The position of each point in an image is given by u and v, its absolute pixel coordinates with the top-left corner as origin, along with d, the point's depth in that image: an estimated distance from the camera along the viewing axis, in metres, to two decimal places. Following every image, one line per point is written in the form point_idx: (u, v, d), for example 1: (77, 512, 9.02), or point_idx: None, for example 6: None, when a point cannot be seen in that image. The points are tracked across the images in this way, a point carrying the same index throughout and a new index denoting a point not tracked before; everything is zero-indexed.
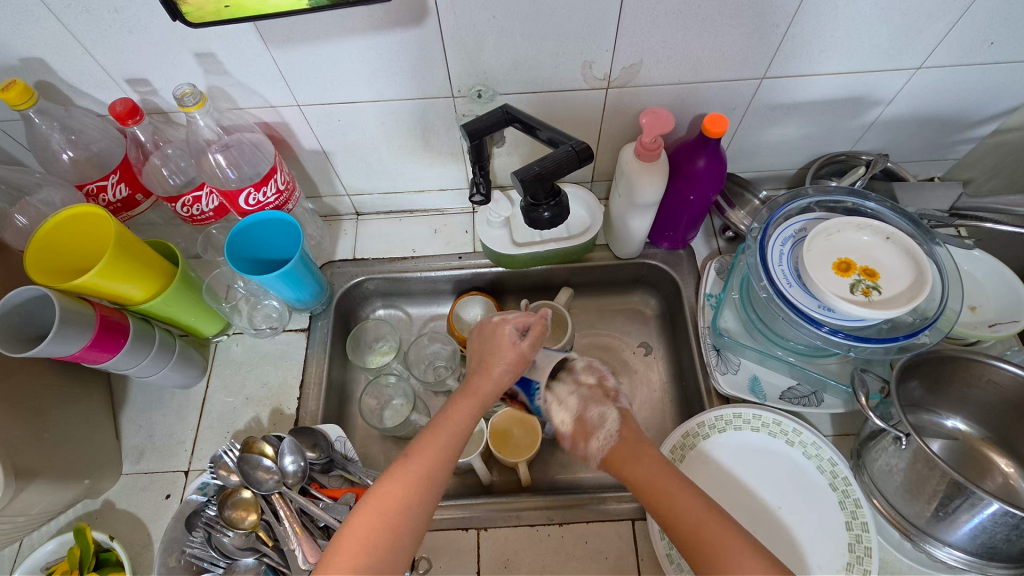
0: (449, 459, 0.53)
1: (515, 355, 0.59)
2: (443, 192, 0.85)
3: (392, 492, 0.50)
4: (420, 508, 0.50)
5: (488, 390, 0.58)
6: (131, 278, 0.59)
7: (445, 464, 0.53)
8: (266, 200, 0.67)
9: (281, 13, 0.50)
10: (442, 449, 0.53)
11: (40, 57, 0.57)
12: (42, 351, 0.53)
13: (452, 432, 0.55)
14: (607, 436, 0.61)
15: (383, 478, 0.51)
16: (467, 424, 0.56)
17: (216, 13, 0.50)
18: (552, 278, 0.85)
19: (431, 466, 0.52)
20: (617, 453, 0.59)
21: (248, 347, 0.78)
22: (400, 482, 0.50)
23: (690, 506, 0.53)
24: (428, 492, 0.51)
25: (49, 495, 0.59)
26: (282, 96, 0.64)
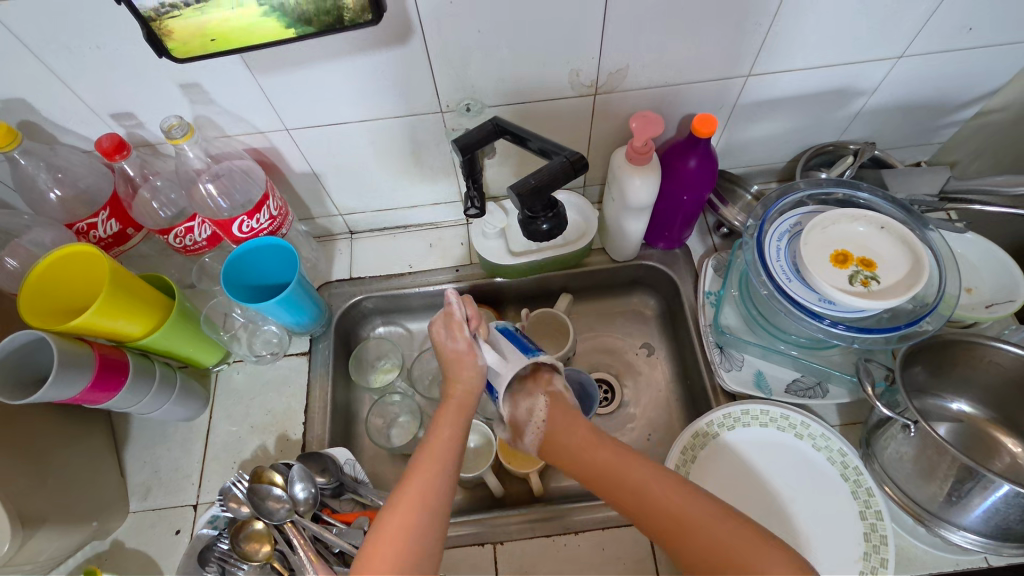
0: (446, 474, 0.53)
1: (460, 352, 0.60)
2: (436, 206, 0.85)
3: (398, 519, 0.49)
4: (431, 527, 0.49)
5: (463, 395, 0.59)
6: (128, 315, 0.58)
7: (444, 479, 0.52)
8: (260, 226, 0.67)
9: (268, 43, 0.50)
10: (437, 471, 0.52)
11: (22, 97, 0.57)
12: (42, 396, 0.52)
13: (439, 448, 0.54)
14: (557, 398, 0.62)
15: (386, 506, 0.50)
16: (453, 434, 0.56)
17: (203, 47, 0.50)
18: (550, 285, 0.85)
19: (427, 485, 0.51)
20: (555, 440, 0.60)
21: (250, 374, 0.77)
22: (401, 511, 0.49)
23: (684, 497, 0.51)
24: (436, 511, 0.50)
25: (56, 540, 0.58)
26: (271, 122, 0.64)
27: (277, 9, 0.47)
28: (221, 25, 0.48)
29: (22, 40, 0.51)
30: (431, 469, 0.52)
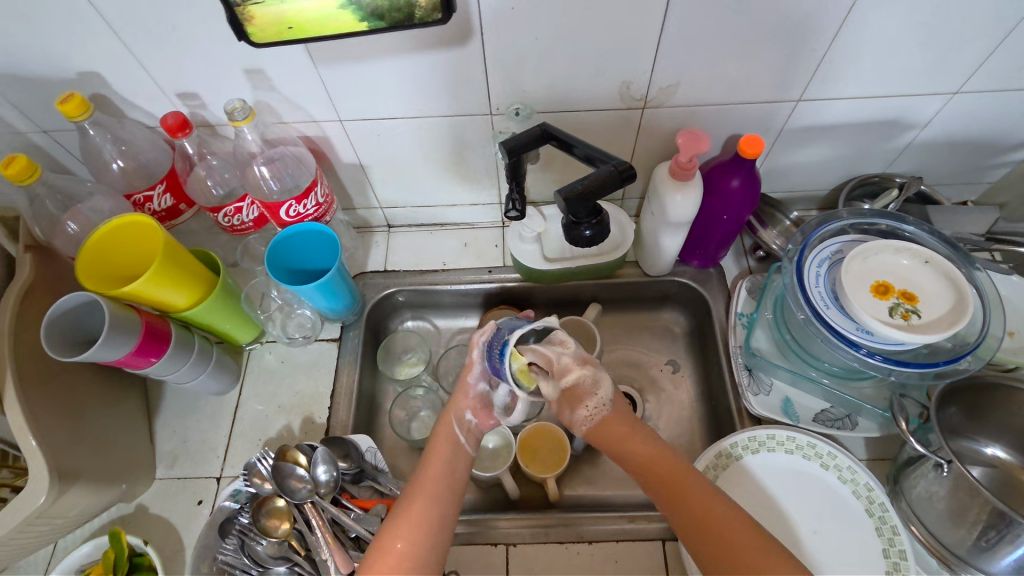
0: (449, 490, 0.57)
1: (475, 399, 0.64)
2: (475, 206, 0.86)
3: (397, 529, 0.53)
4: (435, 535, 0.53)
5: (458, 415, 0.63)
6: (175, 286, 0.60)
7: (446, 495, 0.56)
8: (306, 212, 0.69)
9: (340, 35, 0.52)
10: (439, 490, 0.56)
11: (97, 71, 0.59)
12: (88, 356, 0.54)
13: (439, 471, 0.58)
14: (596, 405, 0.63)
15: (390, 524, 0.53)
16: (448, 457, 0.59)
17: (278, 34, 0.52)
18: (581, 293, 0.86)
19: (426, 506, 0.54)
20: (603, 428, 0.63)
21: (281, 355, 0.79)
22: (408, 519, 0.53)
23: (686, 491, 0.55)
24: (438, 519, 0.54)
25: (87, 498, 0.60)
26: (325, 112, 0.66)
27: (353, 3, 0.49)
28: (298, 15, 0.50)
29: (105, 18, 0.54)
30: (435, 481, 0.57)
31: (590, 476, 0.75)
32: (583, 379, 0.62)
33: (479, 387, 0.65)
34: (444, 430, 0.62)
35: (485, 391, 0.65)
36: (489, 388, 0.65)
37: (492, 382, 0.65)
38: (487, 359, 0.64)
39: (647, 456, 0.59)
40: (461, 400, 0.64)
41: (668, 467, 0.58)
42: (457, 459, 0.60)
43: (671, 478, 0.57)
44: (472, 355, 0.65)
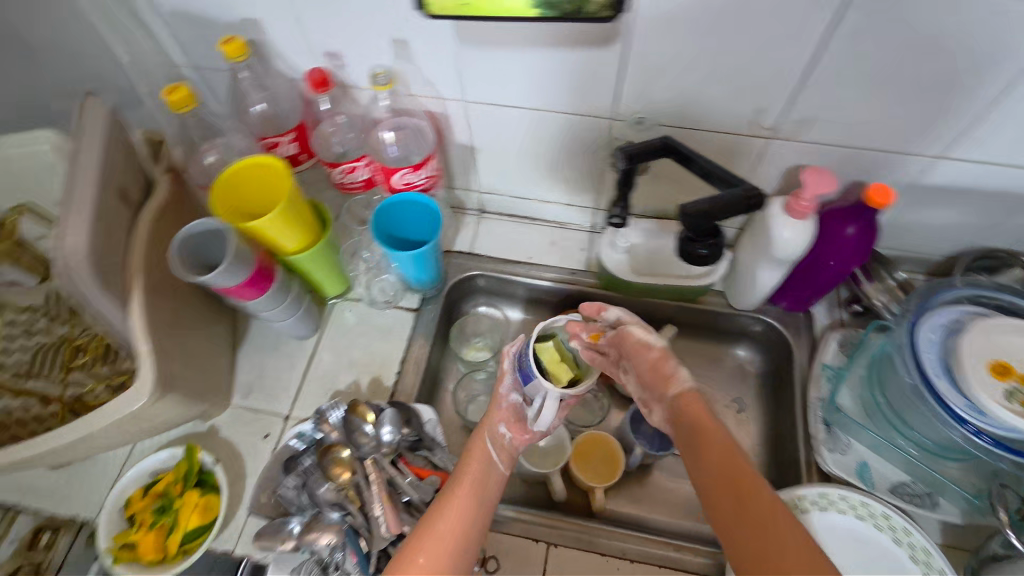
0: (480, 508, 0.58)
1: (509, 412, 0.65)
2: (569, 207, 0.86)
3: (426, 540, 0.54)
4: (460, 550, 0.54)
5: (492, 424, 0.64)
6: (290, 230, 0.64)
7: (475, 512, 0.57)
8: (417, 182, 0.72)
9: (510, 16, 0.52)
10: (467, 505, 0.57)
11: (258, 19, 0.63)
12: (207, 280, 0.58)
13: (470, 485, 0.59)
14: (682, 388, 0.57)
15: (418, 534, 0.55)
16: (480, 472, 0.60)
17: (453, 8, 0.53)
18: (660, 313, 0.84)
19: (455, 521, 0.56)
20: (688, 412, 0.55)
21: (361, 314, 0.82)
22: (436, 533, 0.54)
23: (756, 516, 0.46)
24: (465, 535, 0.55)
25: (173, 410, 0.64)
26: (454, 91, 0.68)
27: None
28: None
29: None
30: (466, 496, 0.58)
31: (638, 496, 0.74)
32: (666, 353, 0.60)
33: (511, 398, 0.65)
34: (478, 442, 0.63)
35: (518, 402, 0.66)
36: (522, 402, 0.66)
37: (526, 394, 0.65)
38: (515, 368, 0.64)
39: (717, 458, 0.50)
40: (495, 413, 0.65)
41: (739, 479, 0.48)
42: (494, 462, 0.61)
43: (742, 492, 0.48)
44: (504, 365, 0.66)
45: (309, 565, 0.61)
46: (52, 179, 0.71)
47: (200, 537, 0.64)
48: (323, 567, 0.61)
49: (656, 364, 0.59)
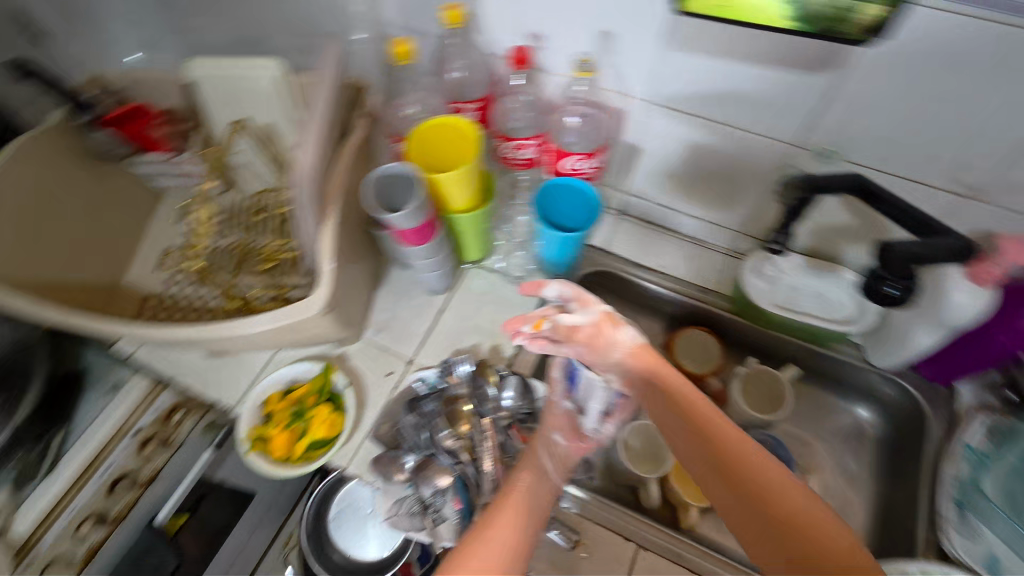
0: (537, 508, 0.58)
1: (566, 420, 0.67)
2: (714, 226, 0.85)
3: (487, 532, 0.54)
4: (521, 543, 0.54)
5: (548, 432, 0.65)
6: (462, 189, 0.67)
7: (533, 511, 0.57)
8: (584, 169, 0.73)
9: (760, 27, 0.52)
10: (523, 501, 0.57)
11: None
12: (390, 220, 0.62)
13: (526, 485, 0.59)
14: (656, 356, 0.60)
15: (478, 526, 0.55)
16: (534, 475, 0.61)
17: (707, 9, 0.53)
18: (784, 351, 0.82)
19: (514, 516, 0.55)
20: (645, 366, 0.59)
21: (491, 284, 0.85)
22: (497, 527, 0.54)
23: (738, 468, 0.51)
24: (524, 531, 0.55)
25: (323, 328, 0.70)
26: (641, 90, 0.69)
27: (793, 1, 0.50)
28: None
29: None
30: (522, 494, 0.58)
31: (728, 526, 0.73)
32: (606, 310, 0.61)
33: (565, 407, 0.68)
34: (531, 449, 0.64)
35: (573, 411, 0.68)
36: (576, 412, 0.68)
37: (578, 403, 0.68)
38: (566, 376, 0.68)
39: (696, 416, 0.55)
40: (550, 420, 0.66)
41: (722, 432, 0.53)
42: (547, 471, 0.62)
43: (723, 449, 0.52)
44: (553, 375, 0.69)
45: (410, 502, 0.66)
46: (259, 105, 0.79)
47: (323, 447, 0.70)
48: (424, 507, 0.65)
49: (623, 339, 0.60)
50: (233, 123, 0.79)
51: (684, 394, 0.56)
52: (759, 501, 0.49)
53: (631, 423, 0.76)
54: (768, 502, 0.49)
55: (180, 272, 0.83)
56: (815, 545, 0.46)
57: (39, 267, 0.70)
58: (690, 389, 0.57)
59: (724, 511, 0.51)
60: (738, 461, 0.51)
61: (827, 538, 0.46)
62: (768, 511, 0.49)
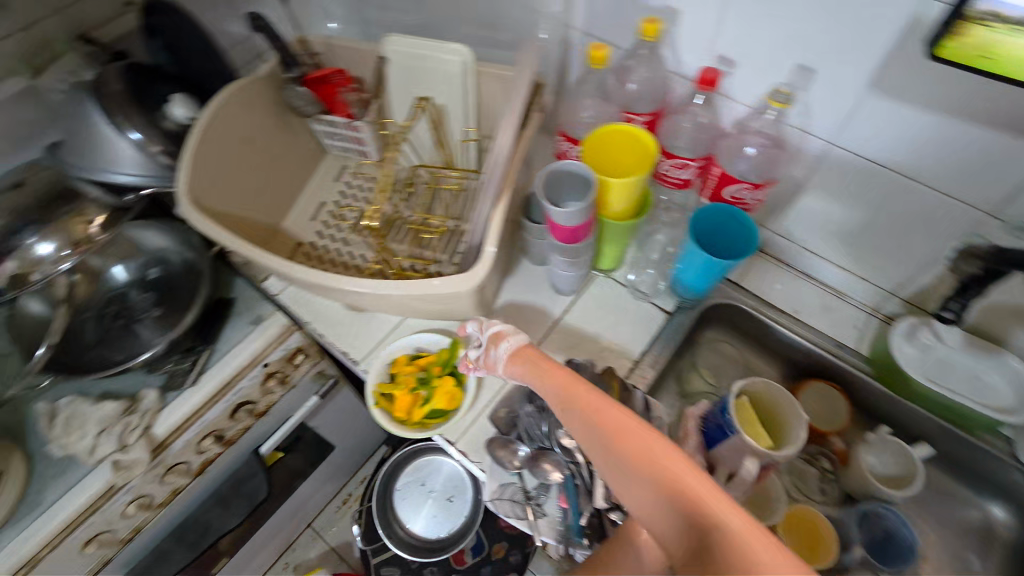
0: None
1: None
2: (862, 281, 0.81)
3: None
4: None
5: None
6: (623, 198, 0.68)
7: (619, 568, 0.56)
8: (745, 200, 0.72)
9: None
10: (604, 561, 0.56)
11: (679, 9, 0.68)
12: (555, 214, 0.64)
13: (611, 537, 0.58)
14: (513, 340, 0.66)
15: None
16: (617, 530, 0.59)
17: (966, 58, 0.50)
18: (919, 428, 0.77)
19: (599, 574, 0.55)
20: (522, 357, 0.64)
21: (617, 295, 0.85)
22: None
23: (655, 483, 0.46)
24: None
25: (463, 305, 0.72)
26: (826, 130, 0.67)
27: None
28: (1006, 49, 0.47)
29: None
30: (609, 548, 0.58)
31: None
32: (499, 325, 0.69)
33: None
34: None
35: None
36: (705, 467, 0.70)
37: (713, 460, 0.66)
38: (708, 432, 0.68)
39: (616, 441, 0.50)
40: None
41: (641, 451, 0.48)
42: None
43: (642, 468, 0.47)
44: (690, 427, 0.73)
45: (514, 490, 0.69)
46: (438, 87, 0.84)
47: (440, 418, 0.73)
48: (527, 497, 0.68)
49: (526, 366, 0.63)
50: (419, 100, 0.84)
51: (607, 424, 0.51)
52: (685, 515, 0.44)
53: None
54: (690, 512, 0.44)
55: (333, 227, 0.90)
56: (728, 552, 0.40)
57: (222, 201, 0.78)
58: (615, 413, 0.51)
59: (666, 532, 0.47)
60: (657, 476, 0.46)
61: (692, 495, 0.44)
62: (693, 520, 0.44)
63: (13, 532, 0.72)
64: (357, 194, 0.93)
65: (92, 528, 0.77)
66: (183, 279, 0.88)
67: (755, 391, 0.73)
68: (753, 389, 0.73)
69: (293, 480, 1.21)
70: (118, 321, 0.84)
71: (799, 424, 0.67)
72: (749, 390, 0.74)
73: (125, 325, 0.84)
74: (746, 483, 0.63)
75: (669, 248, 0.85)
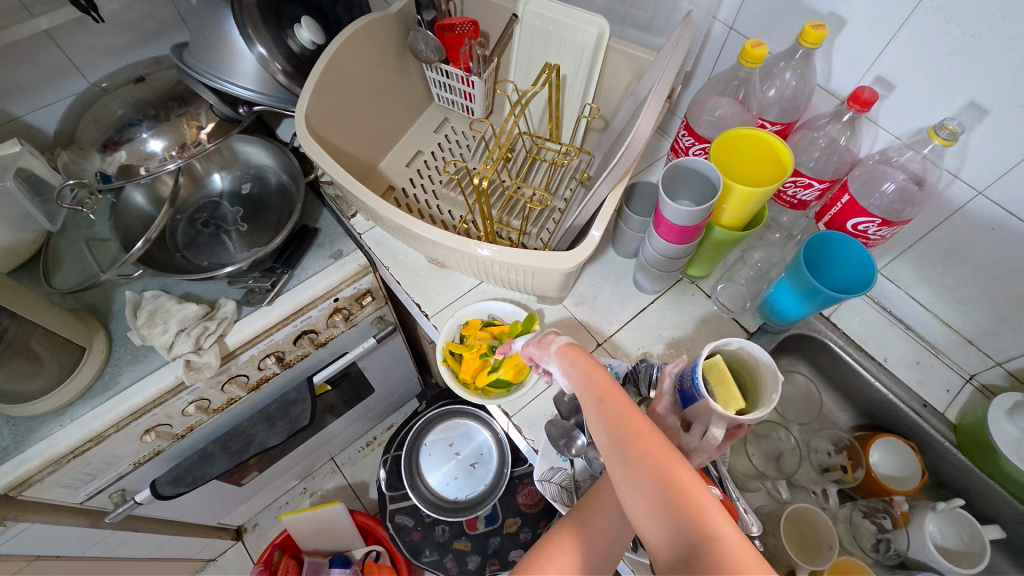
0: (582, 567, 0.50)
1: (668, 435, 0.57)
2: (967, 344, 0.76)
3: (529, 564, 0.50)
4: None
5: None
6: (739, 207, 0.64)
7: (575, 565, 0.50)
8: (869, 235, 0.68)
9: None
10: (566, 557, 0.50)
11: (847, 20, 0.64)
12: (671, 208, 0.61)
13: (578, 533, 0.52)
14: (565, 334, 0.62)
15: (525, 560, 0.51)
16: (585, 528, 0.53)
17: None
18: (995, 510, 0.72)
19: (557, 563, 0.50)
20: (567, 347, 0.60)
21: (701, 303, 0.82)
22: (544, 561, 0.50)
23: (660, 481, 0.43)
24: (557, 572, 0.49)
25: (551, 283, 0.70)
26: (979, 179, 0.62)
27: None
28: None
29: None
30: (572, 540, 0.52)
31: None
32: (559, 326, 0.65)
33: (668, 419, 0.58)
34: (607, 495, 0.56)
35: (675, 426, 0.57)
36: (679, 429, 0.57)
37: (684, 421, 0.58)
38: (679, 388, 0.58)
39: (629, 435, 0.46)
40: None
41: (651, 449, 0.44)
42: None
43: (653, 472, 0.43)
44: (663, 384, 0.59)
45: (563, 476, 0.68)
46: (566, 55, 0.82)
47: (501, 389, 0.73)
48: (575, 487, 0.67)
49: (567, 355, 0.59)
50: (546, 66, 0.80)
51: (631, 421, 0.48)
52: (678, 520, 0.41)
53: (791, 504, 0.71)
54: (687, 519, 0.40)
55: (426, 178, 0.90)
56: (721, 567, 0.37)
57: (330, 128, 0.78)
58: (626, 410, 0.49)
59: (643, 528, 0.42)
60: (660, 478, 0.43)
61: (704, 517, 0.40)
62: (685, 528, 0.40)
63: (86, 406, 0.75)
64: (454, 149, 0.92)
65: (153, 419, 0.80)
66: (274, 201, 0.90)
67: (730, 353, 0.59)
68: (728, 350, 0.59)
69: (330, 413, 1.24)
70: (207, 228, 0.89)
71: (775, 384, 0.53)
72: (724, 351, 0.59)
73: (213, 233, 0.88)
74: (711, 446, 0.52)
75: (768, 267, 0.81)
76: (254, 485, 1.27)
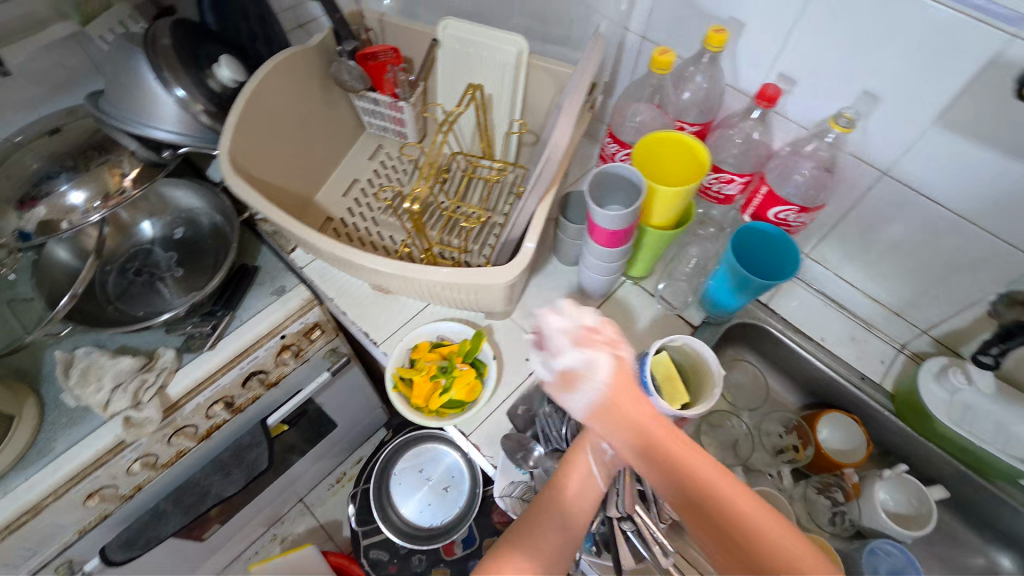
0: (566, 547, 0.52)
1: None
2: (894, 315, 0.80)
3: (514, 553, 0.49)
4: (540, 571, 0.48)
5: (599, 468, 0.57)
6: (667, 207, 0.67)
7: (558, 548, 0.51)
8: (790, 221, 0.71)
9: None
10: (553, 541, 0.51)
11: (744, 23, 0.68)
12: (600, 215, 0.63)
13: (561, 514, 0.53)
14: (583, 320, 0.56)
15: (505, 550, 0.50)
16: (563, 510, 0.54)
17: None
18: (936, 471, 0.75)
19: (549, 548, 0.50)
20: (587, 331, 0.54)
21: (645, 302, 0.84)
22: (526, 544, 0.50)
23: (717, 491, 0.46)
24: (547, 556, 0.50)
25: (495, 298, 0.71)
26: (880, 159, 0.66)
27: None
28: None
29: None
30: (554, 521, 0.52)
31: None
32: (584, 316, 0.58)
33: None
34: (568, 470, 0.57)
35: None
36: None
37: None
38: None
39: (682, 451, 0.49)
40: None
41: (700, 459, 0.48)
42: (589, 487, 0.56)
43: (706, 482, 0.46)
44: None
45: (525, 488, 0.68)
46: (489, 74, 0.84)
47: (456, 408, 0.73)
48: None
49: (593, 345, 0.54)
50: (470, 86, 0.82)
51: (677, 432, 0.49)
52: (734, 524, 0.44)
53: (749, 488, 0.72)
54: (742, 520, 0.44)
55: (363, 206, 0.89)
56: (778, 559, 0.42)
57: (259, 164, 0.77)
58: (666, 432, 0.50)
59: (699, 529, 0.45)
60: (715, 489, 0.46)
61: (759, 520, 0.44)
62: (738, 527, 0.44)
63: (19, 478, 0.71)
64: (390, 175, 0.93)
65: (96, 482, 0.76)
66: (209, 243, 0.88)
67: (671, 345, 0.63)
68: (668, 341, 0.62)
69: (291, 453, 1.20)
70: (140, 277, 0.86)
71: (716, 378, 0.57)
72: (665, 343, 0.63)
73: (147, 281, 0.85)
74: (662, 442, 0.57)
75: (703, 262, 0.86)
76: (218, 538, 1.22)
